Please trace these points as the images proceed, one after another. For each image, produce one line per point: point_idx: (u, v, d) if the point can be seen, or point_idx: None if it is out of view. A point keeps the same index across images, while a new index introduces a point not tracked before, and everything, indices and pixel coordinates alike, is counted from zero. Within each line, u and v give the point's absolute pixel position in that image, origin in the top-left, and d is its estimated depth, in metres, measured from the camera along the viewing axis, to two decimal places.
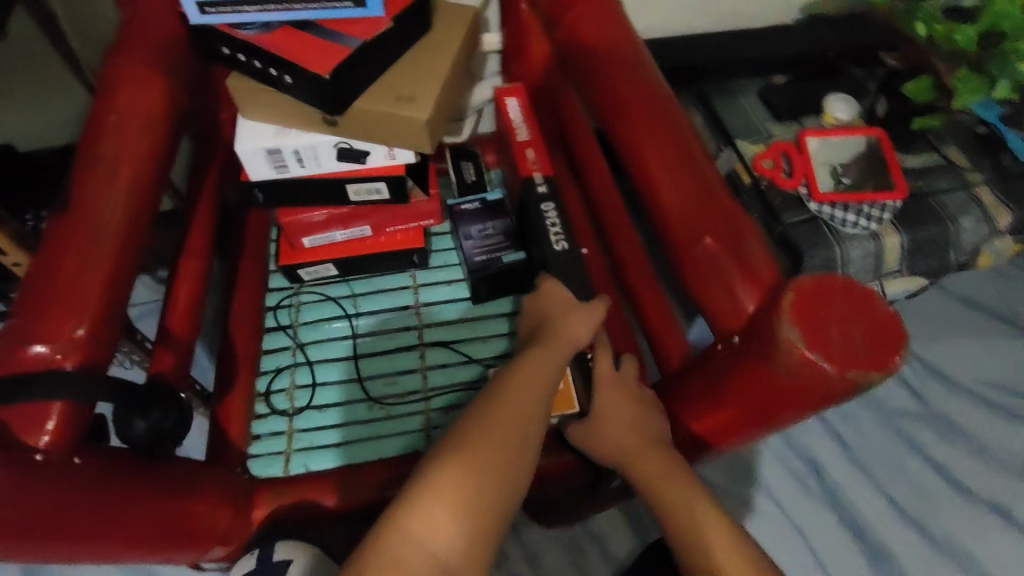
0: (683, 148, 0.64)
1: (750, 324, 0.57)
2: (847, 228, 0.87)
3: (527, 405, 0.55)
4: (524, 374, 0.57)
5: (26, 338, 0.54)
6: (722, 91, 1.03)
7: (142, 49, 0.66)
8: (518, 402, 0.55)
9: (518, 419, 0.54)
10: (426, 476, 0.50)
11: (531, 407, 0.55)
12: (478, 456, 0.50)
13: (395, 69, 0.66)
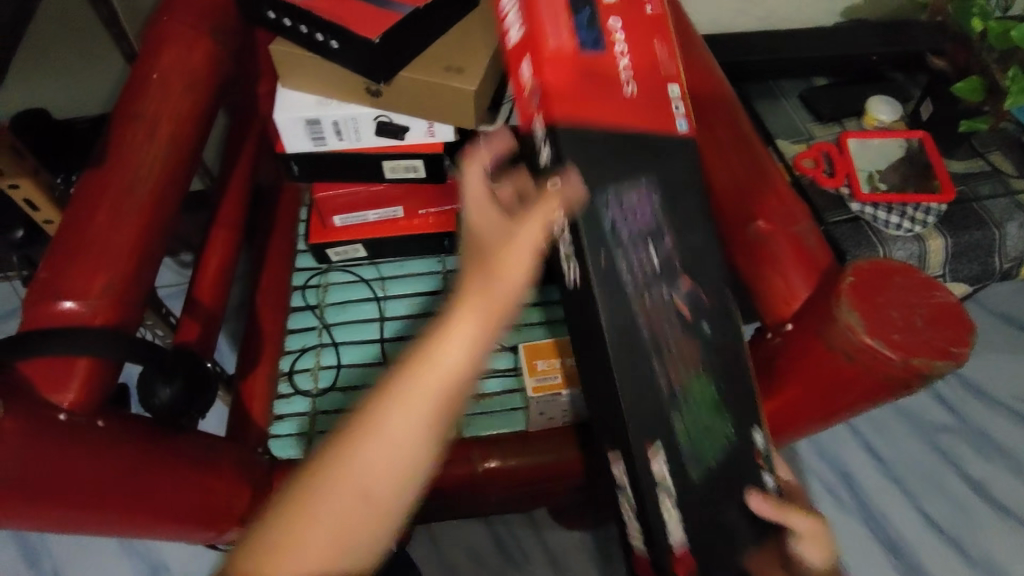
0: (734, 130, 0.62)
1: (804, 310, 0.53)
2: (890, 229, 0.85)
3: (394, 428, 0.41)
4: (401, 388, 0.42)
5: (57, 291, 0.52)
6: (765, 94, 1.03)
7: (187, 14, 0.65)
8: (383, 440, 0.41)
9: (387, 463, 0.41)
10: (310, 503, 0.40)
11: (402, 443, 0.41)
12: (315, 515, 0.40)
13: (441, 41, 0.65)
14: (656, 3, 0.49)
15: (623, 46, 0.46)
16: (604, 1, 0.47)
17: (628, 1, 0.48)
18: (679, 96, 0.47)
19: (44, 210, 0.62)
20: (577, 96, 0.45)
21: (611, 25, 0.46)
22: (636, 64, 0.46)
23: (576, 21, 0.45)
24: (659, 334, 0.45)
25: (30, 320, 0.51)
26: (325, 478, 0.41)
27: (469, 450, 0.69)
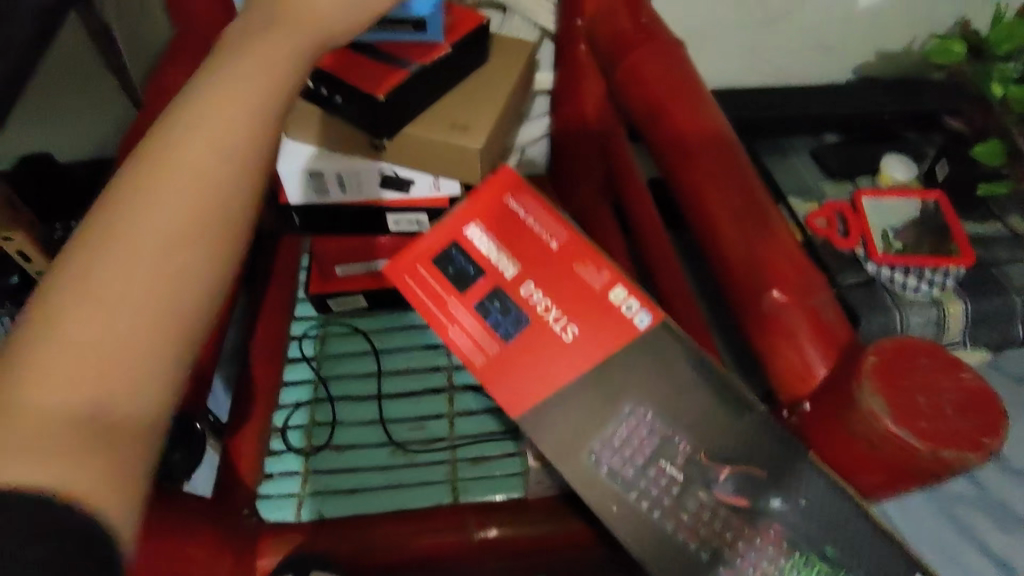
0: (746, 194, 0.60)
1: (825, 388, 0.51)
2: (908, 292, 0.83)
3: (115, 300, 0.31)
4: (97, 245, 0.31)
5: None
6: (775, 150, 1.03)
7: (192, 64, 0.65)
8: (49, 315, 0.30)
9: (72, 338, 0.30)
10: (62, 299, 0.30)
11: (88, 331, 0.30)
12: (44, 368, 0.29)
13: (446, 99, 0.64)
14: (526, 203, 0.48)
15: (537, 269, 0.47)
16: (510, 277, 0.46)
17: (531, 251, 0.47)
18: (628, 295, 0.45)
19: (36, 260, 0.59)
20: (523, 379, 0.45)
21: (522, 291, 0.46)
22: (574, 296, 0.46)
23: (486, 311, 0.46)
24: (715, 538, 0.42)
25: None
26: (15, 365, 0.29)
27: (463, 517, 0.65)
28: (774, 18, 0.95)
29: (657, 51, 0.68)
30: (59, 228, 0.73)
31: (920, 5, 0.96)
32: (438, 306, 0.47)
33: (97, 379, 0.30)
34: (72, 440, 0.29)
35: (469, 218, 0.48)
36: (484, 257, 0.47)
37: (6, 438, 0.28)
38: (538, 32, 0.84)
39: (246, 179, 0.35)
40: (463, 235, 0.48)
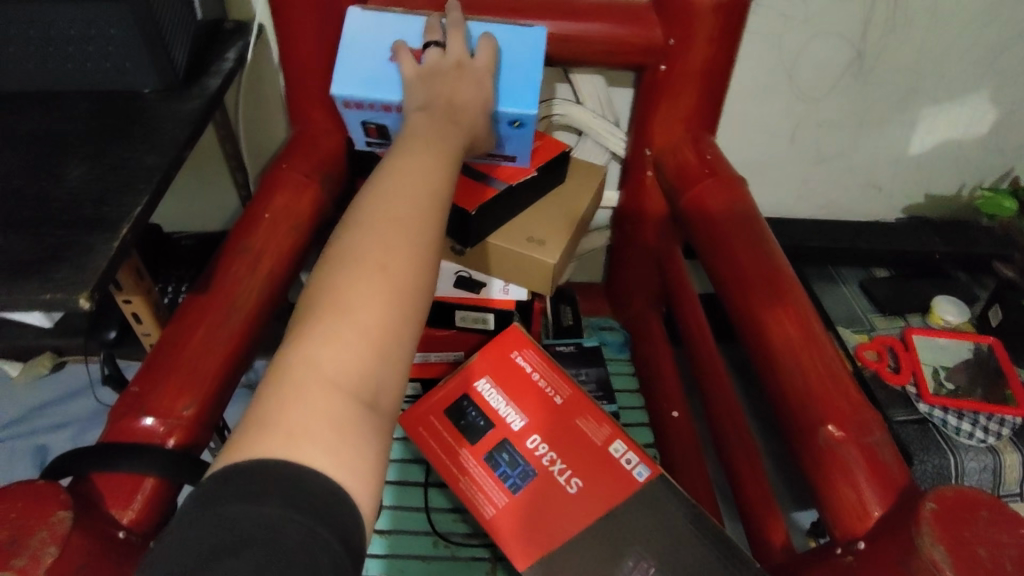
0: (802, 325, 0.63)
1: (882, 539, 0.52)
2: (961, 437, 0.83)
3: (369, 324, 0.42)
4: (356, 275, 0.43)
5: (141, 408, 0.54)
6: (824, 279, 1.07)
7: (306, 161, 0.74)
8: (326, 326, 0.42)
9: (347, 345, 0.41)
10: (315, 334, 0.41)
11: (354, 341, 0.41)
12: (316, 385, 0.40)
13: (526, 211, 0.71)
14: (529, 359, 0.68)
15: (539, 423, 0.65)
16: (516, 433, 0.65)
17: (536, 409, 0.66)
18: (624, 448, 0.62)
19: (146, 323, 0.66)
20: (533, 520, 0.59)
21: (530, 444, 0.64)
22: (576, 446, 0.63)
23: (497, 462, 0.63)
24: None
25: (115, 431, 0.54)
26: (301, 362, 0.41)
27: None
28: (829, 158, 1.01)
29: (721, 186, 0.73)
30: (167, 293, 0.82)
31: (970, 157, 1.01)
32: (456, 458, 0.64)
33: (359, 380, 0.41)
34: (348, 416, 0.39)
35: (480, 381, 0.68)
36: (495, 415, 0.66)
37: (306, 411, 0.39)
38: (608, 153, 0.91)
39: (433, 224, 0.47)
40: (474, 394, 0.67)
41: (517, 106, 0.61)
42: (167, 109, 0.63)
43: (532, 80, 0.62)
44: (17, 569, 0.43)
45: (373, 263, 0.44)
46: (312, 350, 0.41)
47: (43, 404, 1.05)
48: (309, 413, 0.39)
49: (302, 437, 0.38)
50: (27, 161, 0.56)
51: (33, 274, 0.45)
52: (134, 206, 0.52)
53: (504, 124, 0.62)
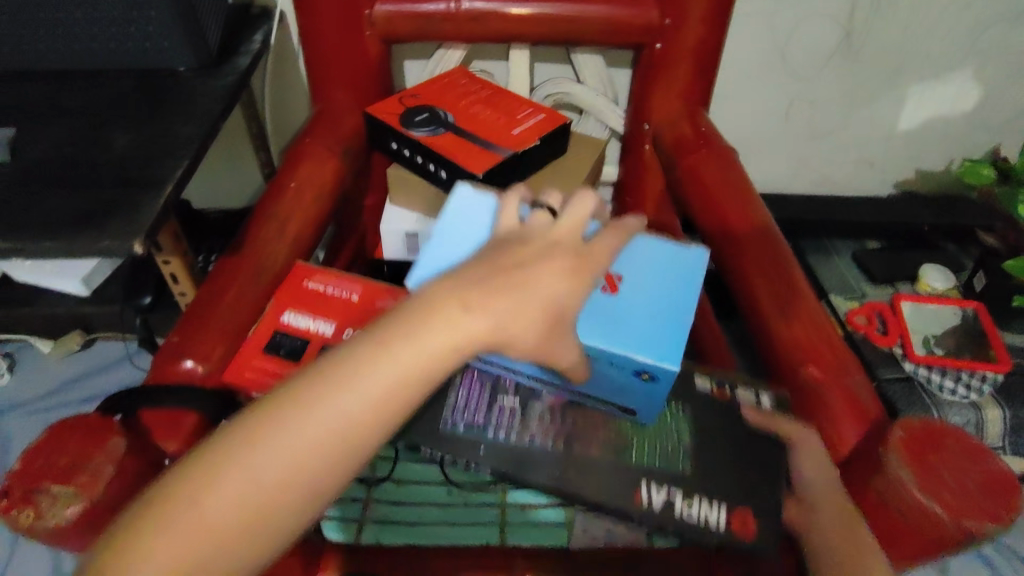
0: (787, 279, 0.68)
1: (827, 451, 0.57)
2: (945, 394, 0.88)
3: (275, 471, 0.39)
4: (325, 396, 0.40)
5: (182, 353, 0.60)
6: (818, 251, 1.11)
7: (326, 135, 0.79)
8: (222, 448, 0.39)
9: (264, 470, 0.39)
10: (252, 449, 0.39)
11: (241, 477, 0.38)
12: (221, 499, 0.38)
13: (530, 180, 0.77)
14: (316, 281, 0.71)
15: (348, 318, 0.69)
16: (331, 335, 0.67)
17: (337, 309, 0.70)
18: None
19: (182, 282, 0.72)
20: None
21: (345, 335, 0.67)
22: (380, 317, 0.68)
23: (324, 359, 0.64)
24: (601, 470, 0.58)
25: (159, 374, 0.59)
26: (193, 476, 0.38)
27: (509, 560, 0.69)
28: (821, 134, 1.06)
29: (713, 157, 0.78)
30: (198, 260, 0.88)
31: (957, 132, 1.05)
32: (287, 374, 0.63)
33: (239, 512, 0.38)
34: (221, 540, 0.38)
35: (283, 314, 0.68)
36: (301, 331, 0.67)
37: (185, 519, 0.37)
38: (609, 130, 0.95)
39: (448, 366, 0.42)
40: (284, 325, 0.68)
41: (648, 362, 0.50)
42: (199, 85, 0.69)
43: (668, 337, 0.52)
44: (79, 486, 0.47)
45: (349, 398, 0.40)
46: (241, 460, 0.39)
47: (75, 377, 1.10)
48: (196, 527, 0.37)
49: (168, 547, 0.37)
50: (78, 131, 0.62)
51: (92, 227, 0.51)
52: (177, 167, 0.57)
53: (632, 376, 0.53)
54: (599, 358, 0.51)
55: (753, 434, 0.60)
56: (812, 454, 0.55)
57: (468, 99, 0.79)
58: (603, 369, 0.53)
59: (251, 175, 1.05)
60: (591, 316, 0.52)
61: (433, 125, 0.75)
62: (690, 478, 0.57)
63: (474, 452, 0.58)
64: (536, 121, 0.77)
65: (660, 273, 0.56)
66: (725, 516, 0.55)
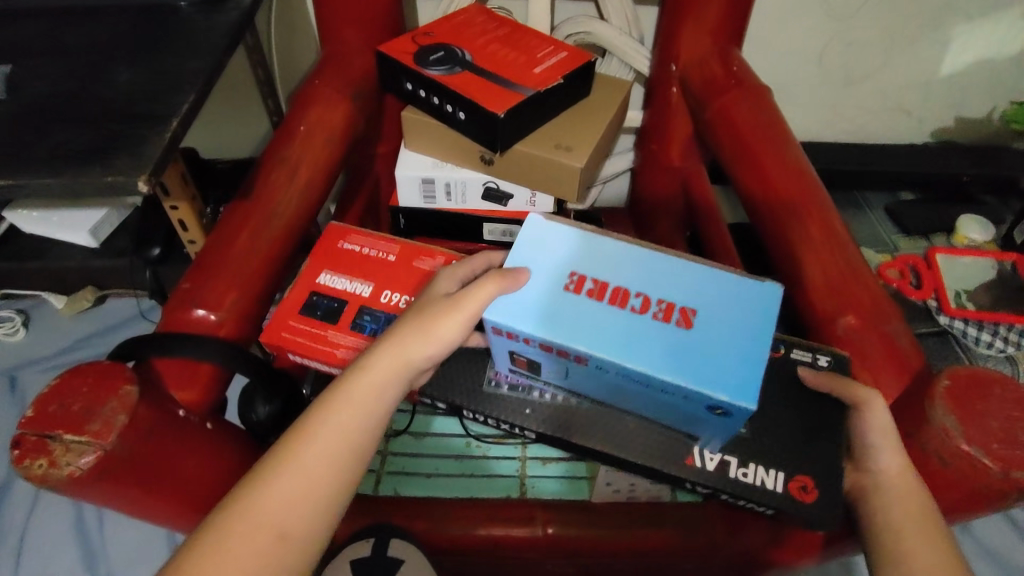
0: (824, 223, 0.64)
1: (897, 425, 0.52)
2: (981, 348, 0.86)
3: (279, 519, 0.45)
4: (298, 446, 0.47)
5: (193, 301, 0.58)
6: (851, 204, 1.09)
7: (337, 76, 0.75)
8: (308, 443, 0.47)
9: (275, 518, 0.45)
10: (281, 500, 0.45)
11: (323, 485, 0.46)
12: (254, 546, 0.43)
13: (552, 124, 0.74)
14: (353, 241, 0.70)
15: (384, 281, 0.67)
16: (368, 296, 0.66)
17: (374, 270, 0.68)
18: None
19: (191, 229, 0.71)
20: None
21: (383, 299, 0.66)
22: (418, 282, 0.67)
23: (362, 325, 0.64)
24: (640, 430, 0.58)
25: (171, 321, 0.57)
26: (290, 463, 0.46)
27: (531, 512, 0.68)
28: (856, 79, 1.00)
29: (744, 96, 0.74)
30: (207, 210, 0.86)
31: (1001, 76, 0.99)
32: (325, 339, 0.63)
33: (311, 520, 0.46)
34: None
35: (320, 274, 0.68)
36: (340, 291, 0.66)
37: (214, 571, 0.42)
38: (634, 73, 0.91)
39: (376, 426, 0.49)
40: (319, 286, 0.67)
41: (720, 401, 0.43)
42: (205, 20, 0.65)
43: (744, 371, 0.43)
44: (92, 434, 0.46)
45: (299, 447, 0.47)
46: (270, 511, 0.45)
47: (90, 334, 1.08)
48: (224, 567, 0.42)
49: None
50: (78, 67, 0.59)
51: (96, 163, 0.49)
52: (182, 103, 0.54)
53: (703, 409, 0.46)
54: (670, 392, 0.45)
55: (807, 394, 0.59)
56: (873, 426, 0.52)
57: (485, 37, 0.75)
58: (677, 401, 0.46)
59: (259, 124, 1.02)
60: (662, 352, 0.44)
61: (450, 62, 0.71)
62: (745, 442, 0.58)
63: (520, 414, 0.59)
64: (558, 59, 0.72)
65: (727, 305, 0.46)
66: (782, 480, 0.56)
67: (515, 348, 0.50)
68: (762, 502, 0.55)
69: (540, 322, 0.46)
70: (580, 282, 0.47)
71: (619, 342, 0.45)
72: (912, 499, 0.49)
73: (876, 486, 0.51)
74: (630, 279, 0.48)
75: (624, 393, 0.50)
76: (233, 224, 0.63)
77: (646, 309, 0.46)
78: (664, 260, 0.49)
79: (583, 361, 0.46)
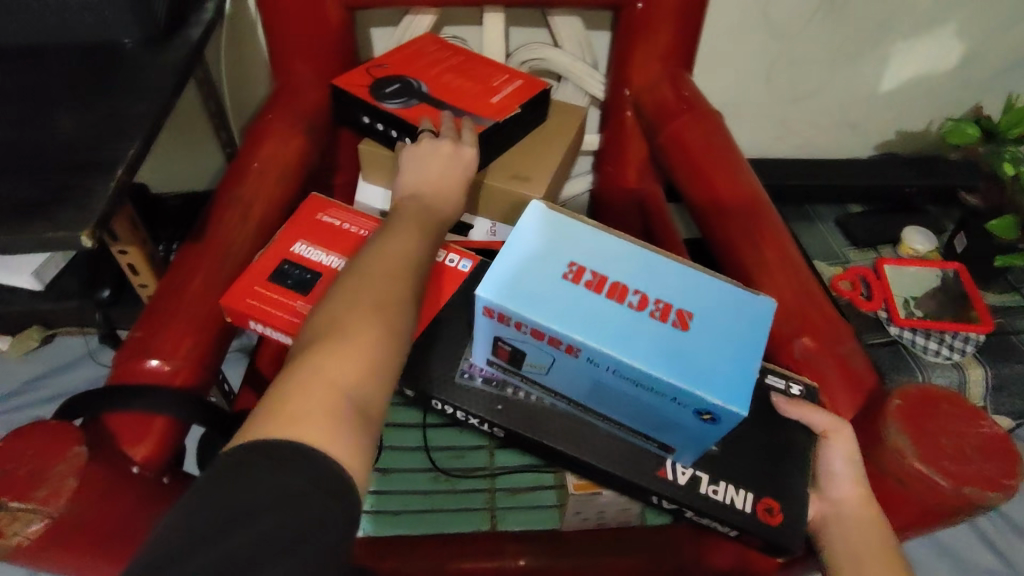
0: (777, 245, 0.66)
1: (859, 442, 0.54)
2: (929, 355, 0.90)
3: (357, 345, 0.44)
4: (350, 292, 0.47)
5: (146, 351, 0.56)
6: (803, 218, 1.12)
7: (291, 110, 0.74)
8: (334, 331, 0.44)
9: (345, 353, 0.43)
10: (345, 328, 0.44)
11: (365, 355, 0.43)
12: (340, 371, 0.42)
13: (510, 151, 0.75)
14: (334, 216, 0.69)
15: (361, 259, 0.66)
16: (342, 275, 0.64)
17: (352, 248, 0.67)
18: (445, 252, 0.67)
19: (143, 273, 0.69)
20: None
21: None
22: None
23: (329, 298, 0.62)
24: (610, 441, 0.59)
25: (121, 374, 0.55)
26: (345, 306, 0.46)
27: (502, 546, 0.68)
28: (803, 98, 1.03)
29: (695, 121, 0.75)
30: (161, 249, 0.83)
31: (935, 93, 1.04)
32: (291, 309, 0.61)
33: (359, 388, 0.42)
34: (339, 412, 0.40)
35: (294, 244, 0.66)
36: (316, 264, 0.65)
37: (308, 401, 0.40)
38: (589, 98, 0.91)
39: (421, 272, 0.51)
40: (292, 255, 0.65)
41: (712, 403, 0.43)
42: (150, 59, 0.63)
43: (733, 370, 0.44)
44: (40, 500, 0.44)
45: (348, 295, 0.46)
46: (332, 340, 0.44)
47: (37, 375, 1.04)
48: (315, 394, 0.41)
49: (305, 415, 0.39)
50: (14, 113, 0.57)
51: (36, 217, 0.47)
52: (128, 149, 0.53)
53: (688, 411, 0.46)
54: (659, 392, 0.45)
55: (776, 415, 0.60)
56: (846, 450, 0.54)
57: (439, 67, 0.75)
58: (663, 403, 0.47)
59: (211, 156, 1.00)
60: (656, 351, 0.44)
61: (406, 96, 0.70)
62: (715, 459, 0.59)
63: (492, 408, 0.60)
64: (513, 88, 0.73)
65: (724, 314, 0.47)
66: (751, 500, 0.57)
67: (504, 332, 0.50)
68: (726, 520, 0.56)
69: (539, 303, 0.46)
70: (579, 272, 0.47)
71: (612, 332, 0.45)
72: (873, 526, 0.51)
73: (833, 516, 0.53)
74: (628, 276, 0.48)
75: (607, 394, 0.51)
76: (183, 266, 0.61)
77: (643, 303, 0.47)
78: (662, 262, 0.49)
79: (574, 352, 0.46)
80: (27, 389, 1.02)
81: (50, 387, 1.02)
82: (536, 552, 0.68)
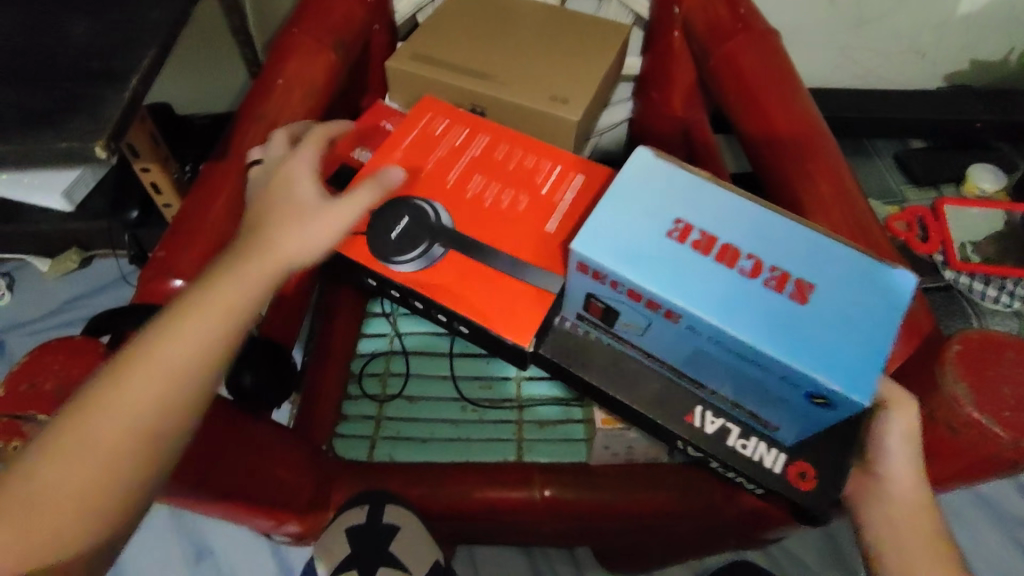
0: (834, 179, 0.61)
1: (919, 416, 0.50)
2: (987, 302, 0.85)
3: (171, 371, 0.42)
4: (192, 306, 0.44)
5: (170, 270, 0.55)
6: (858, 153, 1.05)
7: (315, 23, 0.70)
8: (172, 358, 0.42)
9: (156, 385, 0.41)
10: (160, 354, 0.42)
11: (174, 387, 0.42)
12: (144, 406, 0.41)
13: (545, 69, 0.71)
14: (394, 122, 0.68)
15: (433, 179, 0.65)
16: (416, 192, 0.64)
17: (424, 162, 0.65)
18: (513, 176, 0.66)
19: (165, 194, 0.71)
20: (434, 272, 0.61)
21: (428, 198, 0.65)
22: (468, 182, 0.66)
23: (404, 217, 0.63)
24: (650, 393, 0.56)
25: (146, 294, 0.54)
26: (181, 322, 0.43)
27: (529, 475, 0.68)
28: (870, 19, 0.94)
29: (753, 41, 0.69)
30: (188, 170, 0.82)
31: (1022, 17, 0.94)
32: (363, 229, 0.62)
33: (151, 418, 0.41)
34: (113, 450, 0.39)
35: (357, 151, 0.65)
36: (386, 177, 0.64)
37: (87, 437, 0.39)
38: (634, 16, 0.85)
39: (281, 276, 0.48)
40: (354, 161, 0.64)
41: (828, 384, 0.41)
42: None
43: (852, 352, 0.41)
44: None
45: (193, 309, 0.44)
46: (145, 363, 0.42)
47: (78, 296, 1.06)
48: (106, 431, 0.40)
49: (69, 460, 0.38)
50: (24, 18, 0.54)
51: (48, 126, 0.45)
52: (141, 58, 0.50)
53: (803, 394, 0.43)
54: (767, 369, 0.43)
55: None
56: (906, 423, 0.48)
57: (460, 163, 0.63)
58: (775, 381, 0.44)
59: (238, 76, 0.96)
60: (769, 325, 0.42)
61: (421, 240, 0.58)
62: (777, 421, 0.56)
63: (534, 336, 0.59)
64: (571, 191, 0.61)
65: (852, 285, 0.43)
66: (781, 461, 0.52)
67: (596, 290, 0.49)
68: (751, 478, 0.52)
69: (645, 265, 0.44)
70: (686, 230, 0.46)
71: (720, 300, 0.43)
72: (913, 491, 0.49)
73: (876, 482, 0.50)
74: (740, 238, 0.46)
75: (705, 362, 0.48)
76: (207, 187, 0.60)
77: (760, 276, 0.44)
78: (780, 223, 0.46)
79: (673, 317, 0.45)
80: (67, 309, 1.05)
81: (92, 309, 1.05)
82: (565, 484, 0.67)
